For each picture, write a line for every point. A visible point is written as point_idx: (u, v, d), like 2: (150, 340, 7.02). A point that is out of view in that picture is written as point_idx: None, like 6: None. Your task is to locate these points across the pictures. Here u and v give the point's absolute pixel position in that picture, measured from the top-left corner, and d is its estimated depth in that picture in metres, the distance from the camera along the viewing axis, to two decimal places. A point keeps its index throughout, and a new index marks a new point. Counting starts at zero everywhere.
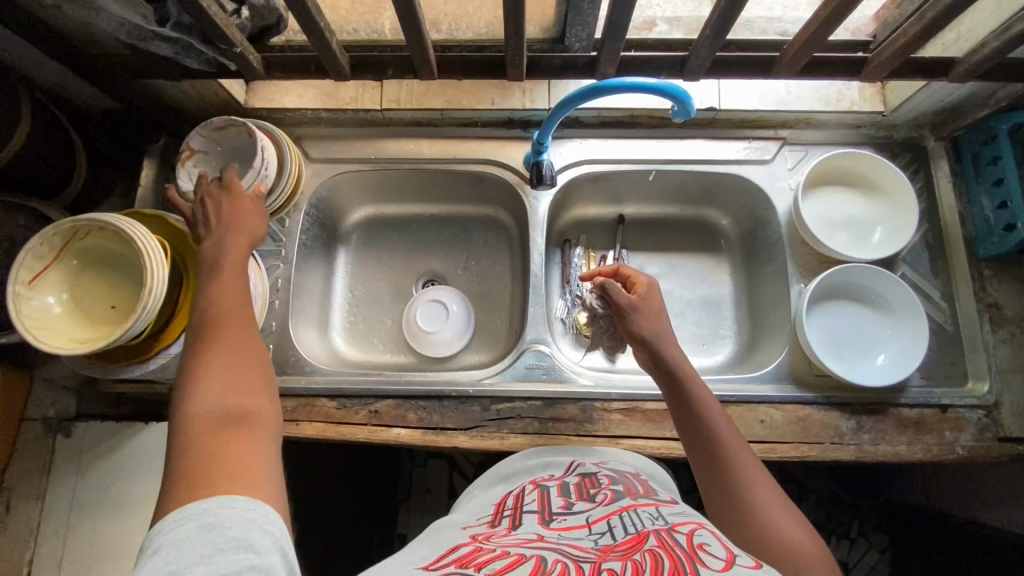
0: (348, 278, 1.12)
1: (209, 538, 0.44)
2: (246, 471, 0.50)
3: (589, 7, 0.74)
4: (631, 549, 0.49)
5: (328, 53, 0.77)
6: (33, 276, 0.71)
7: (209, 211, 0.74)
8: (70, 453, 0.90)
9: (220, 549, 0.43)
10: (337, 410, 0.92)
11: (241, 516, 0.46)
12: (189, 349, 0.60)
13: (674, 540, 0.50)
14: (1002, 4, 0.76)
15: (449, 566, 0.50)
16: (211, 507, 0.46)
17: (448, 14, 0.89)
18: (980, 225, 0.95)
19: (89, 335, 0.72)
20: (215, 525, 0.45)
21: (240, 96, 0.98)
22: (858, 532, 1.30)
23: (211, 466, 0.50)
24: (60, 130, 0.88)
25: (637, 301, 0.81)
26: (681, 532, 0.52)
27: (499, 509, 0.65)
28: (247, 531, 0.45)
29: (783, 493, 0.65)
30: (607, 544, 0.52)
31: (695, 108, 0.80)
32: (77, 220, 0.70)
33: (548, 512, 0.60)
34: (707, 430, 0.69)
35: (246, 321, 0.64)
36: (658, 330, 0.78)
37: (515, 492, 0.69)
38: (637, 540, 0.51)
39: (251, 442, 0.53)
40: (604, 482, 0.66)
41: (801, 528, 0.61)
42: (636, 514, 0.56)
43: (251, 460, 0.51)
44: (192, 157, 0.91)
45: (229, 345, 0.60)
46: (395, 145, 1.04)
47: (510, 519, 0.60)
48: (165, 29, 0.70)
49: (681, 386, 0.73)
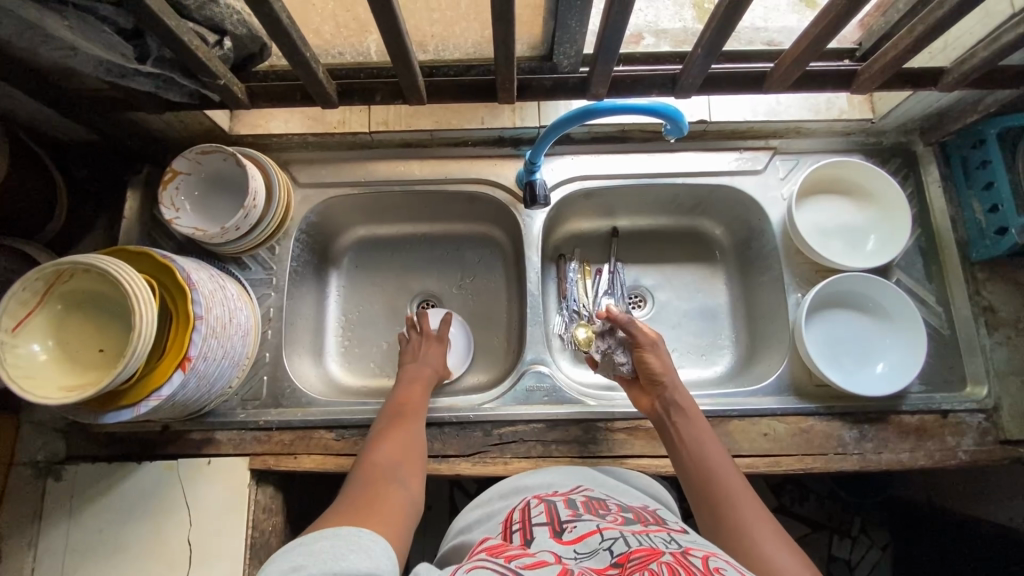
0: (341, 301, 1.10)
1: (344, 548, 0.52)
2: (392, 513, 0.63)
3: (577, 26, 0.73)
4: (648, 560, 0.48)
5: (315, 81, 0.76)
6: (17, 323, 0.69)
7: (410, 350, 0.96)
8: (60, 497, 0.88)
9: (349, 554, 0.52)
10: (336, 441, 0.91)
11: (362, 538, 0.55)
12: (374, 430, 0.80)
13: (689, 560, 0.49)
14: (989, 14, 0.77)
15: (480, 554, 0.51)
16: (342, 530, 0.55)
17: (434, 35, 0.83)
18: (972, 229, 0.96)
19: (78, 382, 0.70)
20: (344, 540, 0.54)
21: (224, 123, 0.96)
22: (859, 530, 1.29)
23: (368, 503, 0.63)
24: (38, 168, 0.85)
25: (655, 338, 0.87)
26: (695, 555, 0.51)
27: (506, 526, 0.62)
28: (367, 548, 0.54)
29: (785, 533, 0.63)
30: (622, 553, 0.50)
31: (687, 125, 0.79)
32: (58, 263, 0.68)
33: (558, 524, 0.59)
34: (709, 466, 0.72)
35: (419, 422, 0.82)
36: (667, 368, 0.84)
37: (521, 506, 0.67)
38: (653, 552, 0.50)
39: (395, 496, 0.66)
40: (614, 507, 0.65)
41: (802, 564, 0.59)
42: (649, 536, 0.55)
43: (396, 507, 0.64)
44: (175, 180, 0.89)
45: (398, 432, 0.78)
46: (384, 166, 1.02)
47: (520, 534, 0.58)
48: (146, 67, 0.67)
49: (689, 422, 0.78)
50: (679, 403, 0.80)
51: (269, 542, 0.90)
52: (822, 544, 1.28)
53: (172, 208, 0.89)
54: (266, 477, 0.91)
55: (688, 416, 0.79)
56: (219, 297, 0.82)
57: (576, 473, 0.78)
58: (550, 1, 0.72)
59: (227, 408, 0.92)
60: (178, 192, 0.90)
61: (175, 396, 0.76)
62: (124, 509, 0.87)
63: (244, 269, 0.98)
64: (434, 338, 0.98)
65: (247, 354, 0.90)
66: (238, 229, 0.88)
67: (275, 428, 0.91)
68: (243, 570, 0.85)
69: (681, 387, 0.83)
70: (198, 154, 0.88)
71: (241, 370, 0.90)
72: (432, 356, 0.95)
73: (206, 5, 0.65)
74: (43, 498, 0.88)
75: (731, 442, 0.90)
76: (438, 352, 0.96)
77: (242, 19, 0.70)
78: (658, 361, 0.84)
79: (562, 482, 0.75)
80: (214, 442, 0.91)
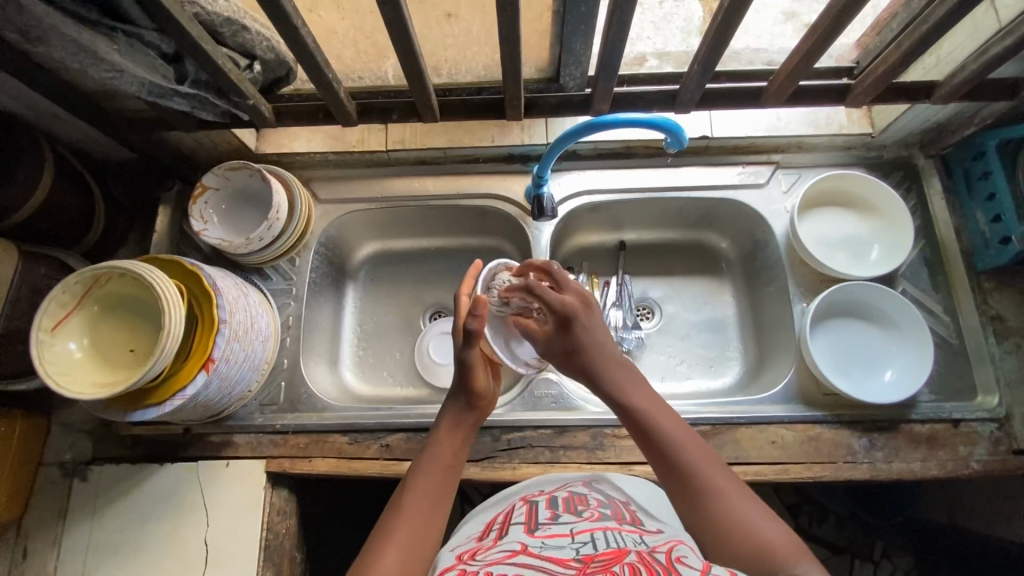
0: (358, 312, 1.14)
1: None
2: None
3: (582, 49, 0.78)
4: (611, 561, 0.50)
5: (336, 100, 0.81)
6: (56, 323, 0.74)
7: (468, 358, 0.73)
8: (84, 497, 0.92)
9: None
10: (349, 445, 0.93)
11: None
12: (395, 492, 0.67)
13: (653, 557, 0.51)
14: (977, 30, 0.80)
15: None
16: None
17: (448, 59, 0.89)
18: (976, 239, 0.97)
19: (109, 378, 0.74)
20: None
21: (251, 143, 1.03)
22: (881, 555, 1.21)
23: None
24: (78, 184, 0.92)
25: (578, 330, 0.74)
26: (660, 551, 0.53)
27: (489, 524, 0.67)
28: None
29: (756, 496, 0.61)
30: (588, 553, 0.52)
31: (688, 138, 0.83)
32: (97, 267, 0.73)
33: (534, 523, 0.61)
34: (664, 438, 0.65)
35: (445, 475, 0.68)
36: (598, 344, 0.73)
37: (506, 509, 0.70)
38: (618, 553, 0.51)
39: None
40: (593, 502, 0.67)
41: (782, 536, 0.56)
42: (620, 535, 0.56)
43: None
44: (205, 194, 0.96)
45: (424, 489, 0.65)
46: (399, 183, 1.07)
47: (497, 532, 0.62)
48: (184, 87, 0.74)
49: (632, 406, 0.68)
50: (612, 393, 0.70)
51: (283, 545, 0.92)
52: (844, 569, 1.21)
53: (201, 221, 0.95)
54: (282, 480, 0.94)
55: (628, 404, 0.68)
56: (241, 303, 0.86)
57: (577, 477, 0.81)
58: (556, 27, 0.78)
59: (246, 412, 0.96)
60: (207, 206, 0.96)
61: (198, 396, 0.80)
62: (145, 510, 0.90)
63: (266, 280, 1.03)
64: (463, 362, 0.73)
65: (267, 359, 0.94)
66: (261, 240, 0.93)
67: (291, 431, 0.94)
68: (257, 571, 0.87)
69: (614, 362, 0.72)
70: (227, 171, 0.94)
71: (261, 374, 0.94)
72: (461, 430, 0.72)
73: (240, 33, 0.71)
74: (68, 498, 0.92)
75: (738, 449, 0.90)
76: (475, 369, 0.73)
77: (271, 46, 0.76)
78: (579, 336, 0.73)
79: (552, 482, 0.79)
80: (234, 445, 0.94)
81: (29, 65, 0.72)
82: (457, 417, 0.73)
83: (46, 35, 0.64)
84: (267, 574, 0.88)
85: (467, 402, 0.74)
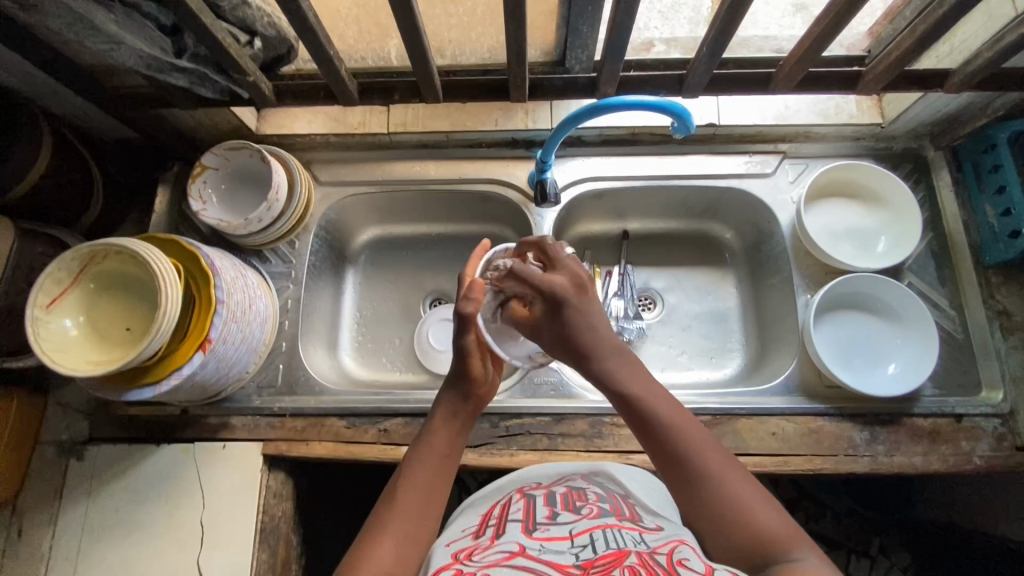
0: (357, 297, 1.13)
1: None
2: None
3: (588, 31, 0.76)
4: (612, 565, 0.49)
5: (338, 80, 0.80)
6: (51, 300, 0.73)
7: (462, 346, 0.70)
8: (81, 476, 0.91)
9: None
10: (346, 429, 0.93)
11: None
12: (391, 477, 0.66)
13: (654, 560, 0.50)
14: (993, 18, 0.79)
15: None
16: None
17: (452, 40, 0.88)
18: (985, 232, 0.95)
19: (105, 356, 0.73)
20: None
21: (251, 123, 1.02)
22: (878, 551, 1.20)
23: None
24: (77, 162, 0.91)
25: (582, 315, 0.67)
26: (661, 552, 0.52)
27: (485, 520, 0.65)
28: None
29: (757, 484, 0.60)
30: (588, 558, 0.51)
31: (694, 124, 0.82)
32: (94, 244, 0.73)
33: (532, 521, 0.60)
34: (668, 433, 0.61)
35: (443, 466, 0.66)
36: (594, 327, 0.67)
37: (502, 502, 0.69)
38: (619, 555, 0.51)
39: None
40: (592, 498, 0.66)
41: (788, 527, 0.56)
42: (620, 535, 0.56)
43: None
44: (203, 174, 0.94)
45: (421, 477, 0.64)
46: (401, 167, 1.06)
47: (494, 530, 0.61)
48: (183, 61, 0.74)
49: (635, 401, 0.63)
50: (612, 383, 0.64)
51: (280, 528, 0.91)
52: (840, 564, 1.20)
53: (200, 201, 0.94)
54: (279, 463, 0.93)
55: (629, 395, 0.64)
56: (239, 284, 0.85)
57: (576, 465, 0.80)
58: (563, 8, 0.76)
59: (244, 395, 0.95)
60: (205, 185, 0.95)
61: (195, 376, 0.79)
62: (141, 490, 0.90)
63: (265, 262, 1.02)
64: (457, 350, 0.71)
65: (264, 342, 0.94)
66: (261, 220, 0.92)
67: (288, 414, 0.94)
68: (252, 554, 0.86)
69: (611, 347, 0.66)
70: (227, 150, 0.94)
71: (258, 356, 0.94)
72: (461, 419, 0.70)
73: (240, 7, 0.70)
74: (65, 477, 0.91)
75: (739, 440, 0.90)
76: (472, 357, 0.70)
77: (272, 22, 0.75)
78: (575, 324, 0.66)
79: (548, 474, 0.78)
80: (230, 427, 0.93)
81: (26, 38, 0.71)
82: (456, 404, 0.71)
83: (42, 5, 0.63)
84: (263, 556, 0.87)
85: (463, 388, 0.71)
